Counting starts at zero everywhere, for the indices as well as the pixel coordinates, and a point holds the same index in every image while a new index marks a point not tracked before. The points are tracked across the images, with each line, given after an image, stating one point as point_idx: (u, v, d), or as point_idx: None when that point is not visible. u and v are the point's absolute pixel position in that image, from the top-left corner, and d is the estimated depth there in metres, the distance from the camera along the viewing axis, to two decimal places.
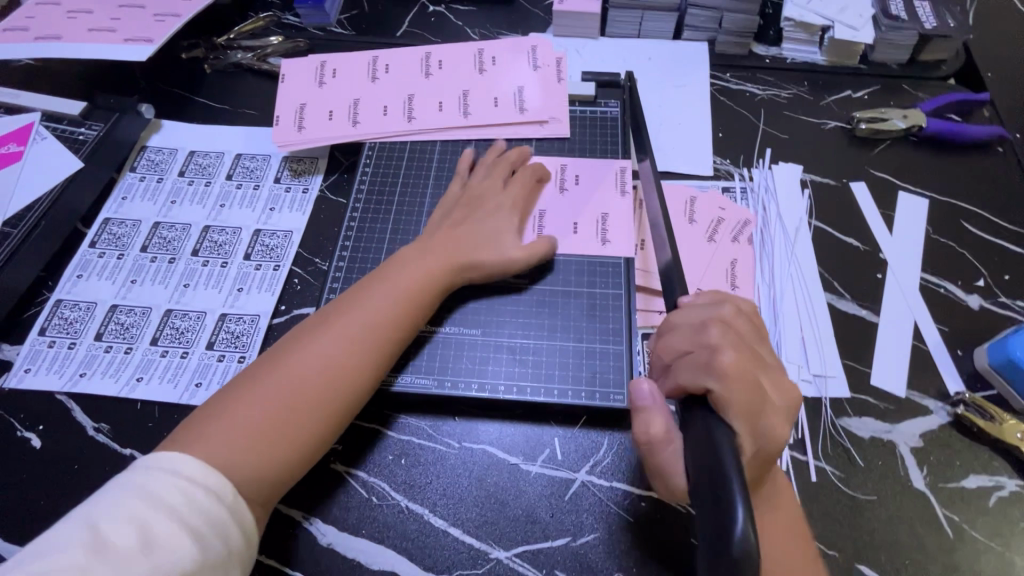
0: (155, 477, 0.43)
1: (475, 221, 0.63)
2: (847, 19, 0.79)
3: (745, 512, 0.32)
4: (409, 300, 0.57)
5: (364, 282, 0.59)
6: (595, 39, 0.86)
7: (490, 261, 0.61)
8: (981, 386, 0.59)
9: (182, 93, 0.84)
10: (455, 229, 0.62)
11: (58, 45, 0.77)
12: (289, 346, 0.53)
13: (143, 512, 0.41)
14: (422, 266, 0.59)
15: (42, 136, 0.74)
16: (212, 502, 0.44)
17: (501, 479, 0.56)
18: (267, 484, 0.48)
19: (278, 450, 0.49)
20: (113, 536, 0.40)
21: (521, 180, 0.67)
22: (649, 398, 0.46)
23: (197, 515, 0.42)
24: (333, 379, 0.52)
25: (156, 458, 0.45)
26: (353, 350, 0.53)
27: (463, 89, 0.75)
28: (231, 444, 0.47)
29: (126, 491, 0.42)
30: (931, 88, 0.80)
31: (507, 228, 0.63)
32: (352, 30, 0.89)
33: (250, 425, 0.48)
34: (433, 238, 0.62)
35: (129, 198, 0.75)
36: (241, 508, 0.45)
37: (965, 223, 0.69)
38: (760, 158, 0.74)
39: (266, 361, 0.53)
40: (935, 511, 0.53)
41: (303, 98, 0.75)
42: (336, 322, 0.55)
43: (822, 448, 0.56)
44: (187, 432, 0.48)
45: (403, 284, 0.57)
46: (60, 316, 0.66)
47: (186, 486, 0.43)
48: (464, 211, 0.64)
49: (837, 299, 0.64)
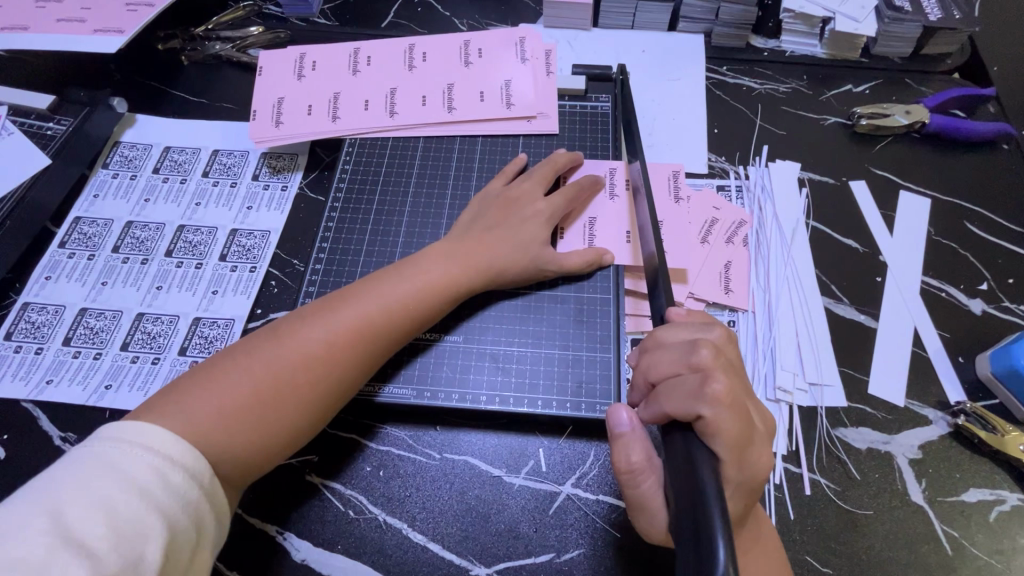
0: (127, 454, 0.41)
1: (509, 226, 0.60)
2: (848, 10, 0.76)
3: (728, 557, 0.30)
4: (414, 296, 0.54)
5: (379, 272, 0.56)
6: (587, 31, 0.82)
7: (514, 269, 0.58)
8: (982, 395, 0.57)
9: (157, 86, 0.81)
10: (483, 232, 0.60)
11: (26, 35, 0.73)
12: (286, 326, 0.51)
13: (113, 492, 0.39)
14: (438, 262, 0.57)
15: (8, 130, 0.71)
16: (187, 484, 0.42)
17: (483, 492, 0.53)
18: (234, 468, 0.46)
19: (248, 437, 0.46)
20: (79, 517, 0.37)
21: (544, 176, 0.64)
22: (628, 424, 0.44)
23: (173, 499, 0.40)
24: (322, 369, 0.50)
25: (127, 431, 0.42)
26: (349, 343, 0.51)
27: (448, 83, 0.72)
28: (207, 417, 0.46)
29: (92, 469, 0.40)
30: (934, 82, 0.77)
31: (539, 238, 0.60)
32: (334, 21, 0.86)
33: (229, 401, 0.47)
34: (457, 240, 0.59)
35: (101, 196, 0.72)
36: (217, 493, 0.44)
37: (968, 224, 0.66)
38: (756, 156, 0.71)
39: (259, 339, 0.51)
40: (933, 527, 0.51)
41: (281, 92, 0.72)
42: (338, 310, 0.52)
43: (816, 460, 0.54)
44: (169, 397, 0.47)
45: (413, 279, 0.55)
46: (27, 320, 0.64)
47: (161, 467, 0.41)
48: (501, 215, 0.61)
49: (835, 303, 0.62)
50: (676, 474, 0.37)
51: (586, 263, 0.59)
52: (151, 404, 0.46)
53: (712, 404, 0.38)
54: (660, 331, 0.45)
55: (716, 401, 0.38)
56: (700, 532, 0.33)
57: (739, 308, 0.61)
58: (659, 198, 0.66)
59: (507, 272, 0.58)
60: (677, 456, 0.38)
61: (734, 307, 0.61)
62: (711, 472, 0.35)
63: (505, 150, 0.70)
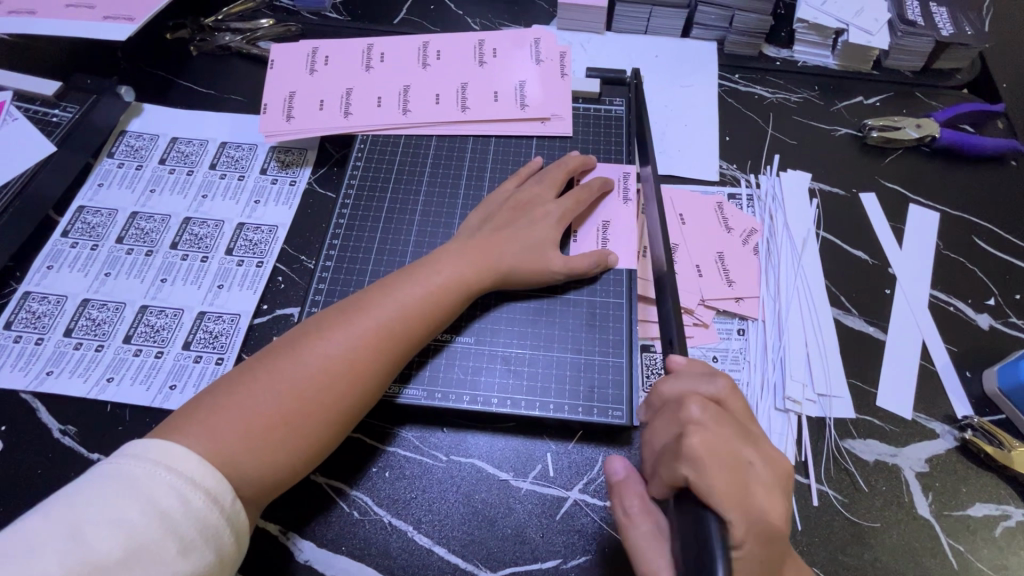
0: (153, 473, 0.41)
1: (520, 227, 0.60)
2: (862, 22, 0.76)
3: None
4: (430, 302, 0.54)
5: (390, 278, 0.56)
6: (600, 34, 0.82)
7: (528, 270, 0.58)
8: (989, 410, 0.57)
9: (165, 75, 0.80)
10: (495, 234, 0.59)
11: (32, 20, 0.72)
12: (301, 339, 0.51)
13: (133, 514, 0.38)
14: (451, 266, 0.56)
15: (13, 116, 0.70)
16: (209, 508, 0.41)
17: (489, 495, 0.53)
18: (264, 482, 0.46)
19: (276, 453, 0.46)
20: (100, 539, 0.37)
21: (555, 180, 0.63)
22: (622, 472, 0.48)
23: (193, 525, 0.40)
24: (343, 379, 0.49)
25: (153, 451, 0.42)
26: (368, 350, 0.51)
27: (461, 82, 0.71)
28: (233, 437, 0.45)
29: (116, 488, 0.39)
30: (944, 96, 0.77)
31: (550, 239, 0.59)
32: (347, 16, 0.85)
33: (253, 421, 0.46)
34: (468, 241, 0.59)
35: (105, 185, 0.71)
36: (238, 515, 0.43)
37: (977, 239, 0.67)
38: (767, 165, 0.71)
39: (275, 353, 0.50)
40: (939, 541, 0.51)
41: (292, 86, 0.71)
42: (352, 319, 0.52)
43: (824, 470, 0.54)
44: (189, 416, 0.46)
45: (426, 286, 0.54)
46: (28, 309, 0.63)
47: (184, 491, 0.41)
48: (511, 217, 0.61)
49: (844, 314, 0.62)
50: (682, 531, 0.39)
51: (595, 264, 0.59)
52: (173, 422, 0.46)
53: (693, 462, 0.39)
54: (663, 384, 0.47)
55: (694, 456, 0.40)
56: None
57: (749, 316, 0.61)
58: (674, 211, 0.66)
59: (523, 274, 0.58)
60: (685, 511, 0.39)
61: (744, 315, 0.61)
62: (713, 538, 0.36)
63: (518, 152, 0.69)
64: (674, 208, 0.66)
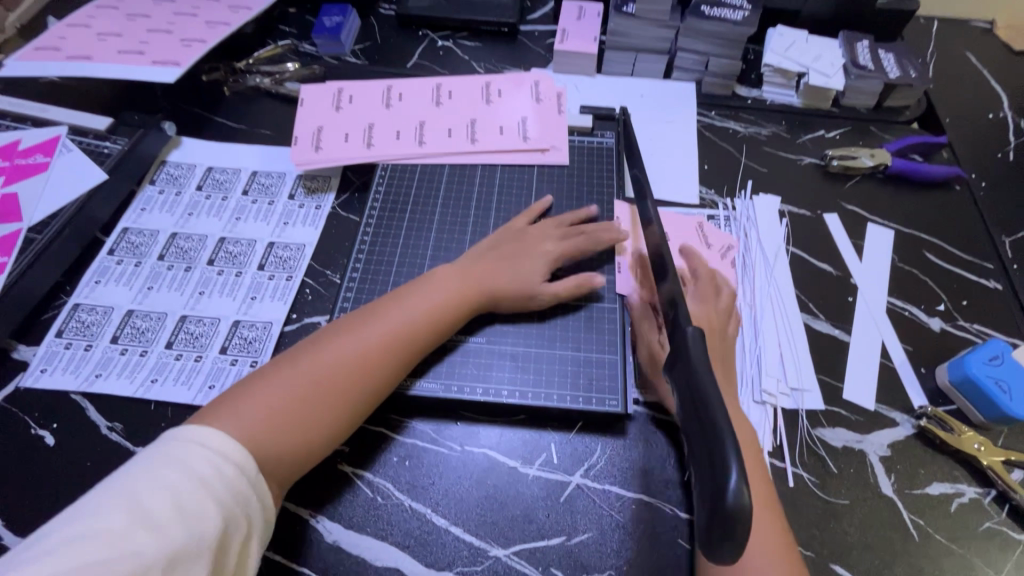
0: (191, 446, 0.47)
1: (516, 261, 0.66)
2: (820, 67, 0.87)
3: (739, 474, 0.35)
4: (433, 311, 0.61)
5: (401, 291, 0.63)
6: (591, 76, 0.93)
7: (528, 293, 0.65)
8: (942, 401, 0.64)
9: (202, 112, 0.89)
10: (492, 257, 0.67)
11: (88, 64, 0.81)
12: (320, 341, 0.58)
13: (176, 481, 0.44)
14: (453, 283, 0.64)
15: (68, 148, 0.78)
16: (238, 478, 0.47)
17: (500, 480, 0.59)
18: (281, 463, 0.52)
19: (291, 440, 0.52)
20: (150, 500, 0.43)
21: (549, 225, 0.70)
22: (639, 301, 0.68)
23: (226, 490, 0.46)
24: (359, 377, 0.56)
25: (187, 431, 0.48)
26: (377, 351, 0.57)
27: (470, 118, 0.81)
28: (255, 422, 0.51)
29: (159, 461, 0.46)
30: (896, 130, 0.88)
31: (539, 273, 0.66)
32: (364, 61, 0.96)
33: (274, 409, 0.52)
34: (472, 263, 0.66)
35: (148, 209, 0.78)
36: (262, 484, 0.49)
37: (928, 253, 0.76)
38: (742, 190, 0.80)
39: (295, 353, 0.57)
40: (902, 516, 0.57)
41: (320, 122, 0.80)
42: (364, 325, 0.59)
43: (798, 456, 0.60)
44: (219, 405, 0.52)
45: (431, 298, 0.62)
46: (78, 319, 0.69)
47: (217, 462, 0.47)
48: (510, 249, 0.67)
49: (813, 319, 0.69)
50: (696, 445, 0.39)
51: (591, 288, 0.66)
52: (206, 412, 0.52)
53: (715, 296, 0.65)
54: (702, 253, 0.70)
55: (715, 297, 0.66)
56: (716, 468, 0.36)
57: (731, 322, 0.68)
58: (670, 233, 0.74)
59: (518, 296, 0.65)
60: (694, 412, 0.41)
61: None
62: (725, 423, 0.37)
63: (520, 179, 0.78)
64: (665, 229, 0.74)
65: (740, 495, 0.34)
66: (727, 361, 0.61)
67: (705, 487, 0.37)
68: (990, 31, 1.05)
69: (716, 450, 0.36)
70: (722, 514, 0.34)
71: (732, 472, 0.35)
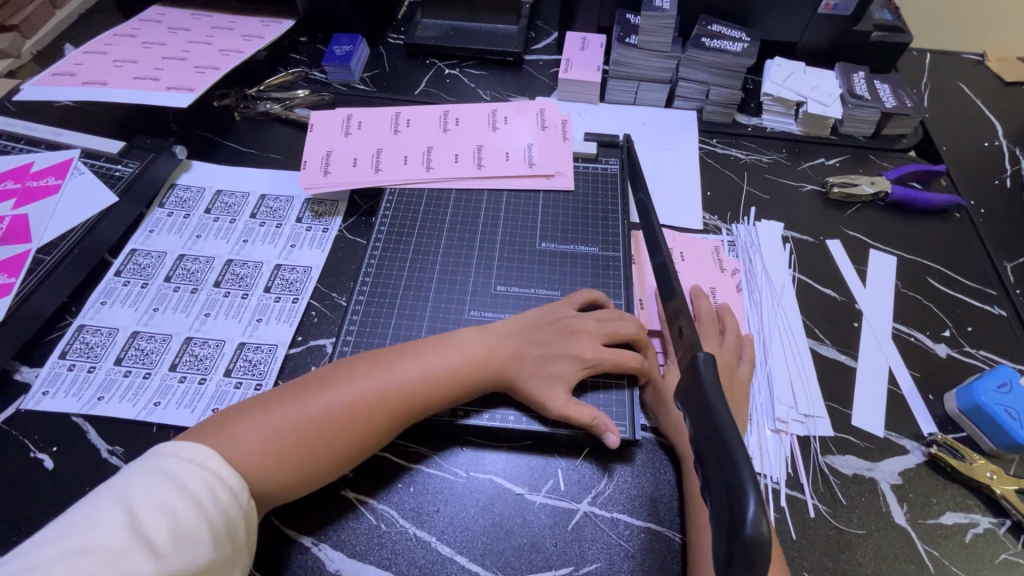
0: (191, 464, 0.48)
1: (550, 355, 0.62)
2: (818, 96, 0.89)
3: (757, 503, 0.34)
4: (454, 371, 0.60)
5: (430, 343, 0.62)
6: (595, 105, 0.95)
7: (559, 389, 0.60)
8: (952, 428, 0.64)
9: (212, 136, 0.91)
10: (525, 336, 0.64)
11: (104, 89, 0.83)
12: (335, 379, 0.57)
13: (175, 499, 0.45)
14: (482, 342, 0.63)
15: (80, 171, 0.79)
16: (231, 502, 0.48)
17: (506, 507, 0.58)
18: (265, 498, 0.51)
19: (280, 478, 0.52)
20: (148, 519, 0.43)
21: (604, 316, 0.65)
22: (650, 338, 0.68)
23: (219, 515, 0.46)
24: (364, 428, 0.55)
25: (186, 449, 0.49)
26: (389, 406, 0.56)
27: (476, 145, 0.83)
28: (250, 454, 0.51)
29: (156, 478, 0.46)
30: (895, 158, 0.89)
31: (563, 383, 0.61)
32: (373, 88, 0.98)
33: (272, 443, 0.52)
34: (508, 329, 0.65)
35: (156, 231, 0.79)
36: (251, 514, 0.49)
37: (931, 279, 0.76)
38: (745, 216, 0.81)
39: (307, 385, 0.57)
40: (916, 547, 0.56)
41: (328, 147, 0.81)
42: (383, 375, 0.58)
43: (812, 484, 0.59)
44: (222, 425, 0.53)
45: (455, 355, 0.61)
46: (82, 340, 0.69)
47: (213, 485, 0.47)
48: (551, 339, 0.63)
49: (819, 344, 0.69)
50: (713, 471, 0.38)
51: (633, 336, 0.64)
52: (205, 429, 0.52)
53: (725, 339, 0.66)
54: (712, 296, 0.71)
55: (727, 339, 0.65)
56: (733, 494, 0.35)
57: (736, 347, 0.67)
58: (679, 259, 0.74)
59: (545, 393, 0.60)
60: (708, 438, 0.40)
61: None
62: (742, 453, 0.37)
63: (526, 204, 0.79)
64: (677, 255, 0.75)
65: (759, 525, 0.33)
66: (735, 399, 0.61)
67: (723, 515, 0.36)
68: (981, 63, 1.08)
69: (733, 480, 0.36)
70: (741, 545, 0.33)
71: (750, 500, 0.34)
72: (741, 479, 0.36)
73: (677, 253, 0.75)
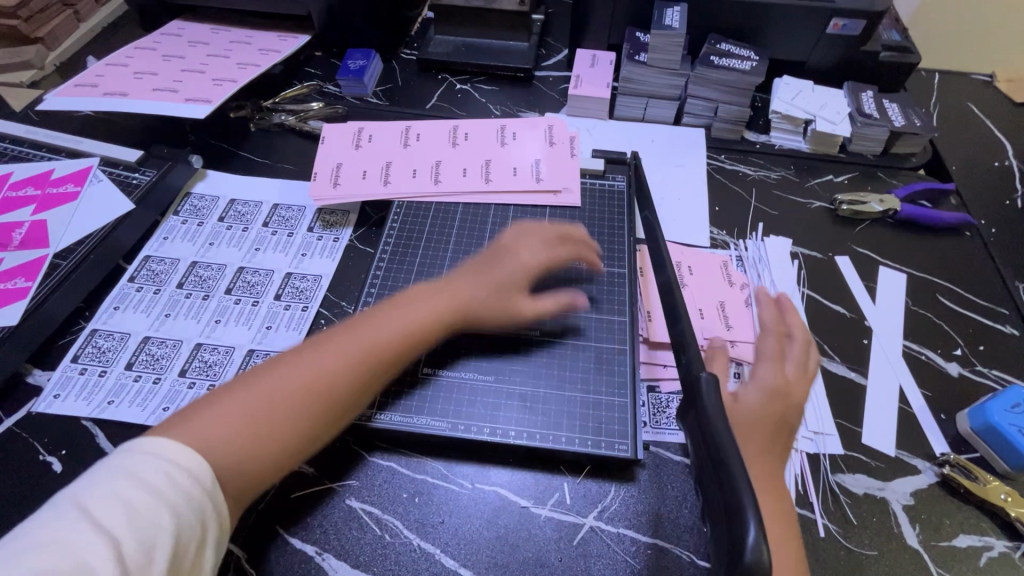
0: (147, 453, 0.43)
1: (499, 270, 0.67)
2: (826, 115, 0.89)
3: (758, 528, 0.34)
4: (420, 323, 0.61)
5: (390, 302, 0.63)
6: (603, 121, 0.96)
7: (516, 296, 0.66)
8: (965, 449, 0.63)
9: (228, 147, 0.92)
10: (472, 269, 0.68)
11: (124, 100, 0.85)
12: (301, 351, 0.56)
13: (135, 496, 0.40)
14: (440, 292, 0.64)
15: (98, 179, 0.81)
16: (202, 496, 0.43)
17: (512, 520, 0.57)
18: (243, 485, 0.48)
19: (257, 456, 0.49)
20: (106, 519, 0.39)
21: (538, 235, 0.71)
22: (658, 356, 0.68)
23: (189, 511, 0.42)
24: (337, 391, 0.54)
25: (148, 443, 0.44)
26: (360, 366, 0.56)
27: (485, 159, 0.84)
28: (221, 436, 0.48)
29: (116, 476, 0.41)
30: (904, 176, 0.89)
31: (517, 288, 0.66)
32: (385, 101, 1.00)
33: (244, 423, 0.49)
34: (457, 276, 0.67)
35: (170, 238, 0.80)
36: (224, 507, 0.45)
37: (942, 297, 0.76)
38: (753, 232, 0.82)
39: (272, 362, 0.54)
40: (929, 570, 0.55)
41: (340, 159, 0.83)
42: (349, 337, 0.57)
43: (822, 502, 0.58)
44: (180, 417, 0.48)
45: (419, 308, 0.62)
46: (94, 344, 0.69)
47: (179, 478, 0.43)
48: (491, 260, 0.68)
49: (828, 361, 0.69)
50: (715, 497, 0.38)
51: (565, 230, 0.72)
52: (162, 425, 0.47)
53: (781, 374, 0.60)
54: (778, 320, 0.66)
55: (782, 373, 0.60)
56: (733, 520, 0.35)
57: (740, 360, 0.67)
58: (687, 273, 0.75)
59: (504, 300, 0.65)
60: (712, 462, 0.40)
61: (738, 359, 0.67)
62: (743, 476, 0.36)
63: (534, 218, 0.79)
64: (687, 270, 0.75)
65: (759, 550, 0.33)
66: (784, 432, 0.56)
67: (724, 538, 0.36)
68: (990, 84, 1.08)
69: (734, 505, 0.36)
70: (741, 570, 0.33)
71: (749, 528, 0.34)
72: (742, 504, 0.36)
73: (686, 268, 0.75)
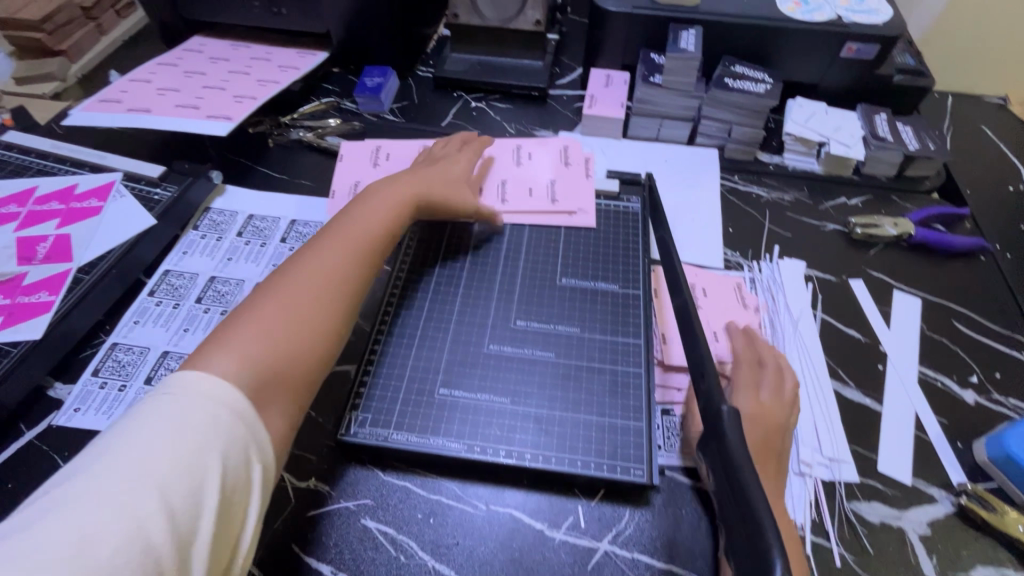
0: (187, 410, 0.43)
1: (433, 171, 0.77)
2: (840, 137, 0.90)
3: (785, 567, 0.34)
4: (384, 215, 0.68)
5: (345, 210, 0.68)
6: (617, 140, 0.97)
7: (456, 183, 0.77)
8: (982, 478, 0.62)
9: (246, 162, 0.94)
10: (409, 174, 0.76)
11: (147, 116, 0.87)
12: (287, 269, 0.59)
13: (170, 434, 0.42)
14: (390, 191, 0.71)
15: (120, 194, 0.82)
16: (236, 423, 0.45)
17: (527, 543, 0.58)
18: (284, 392, 0.51)
19: (290, 360, 0.52)
20: (147, 459, 0.40)
21: (464, 150, 0.83)
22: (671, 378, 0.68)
23: (223, 439, 0.43)
24: (338, 283, 0.59)
25: (176, 383, 0.45)
26: (348, 258, 0.61)
27: (501, 179, 0.85)
28: (253, 350, 0.50)
29: (150, 419, 0.43)
30: (918, 200, 0.90)
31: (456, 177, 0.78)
32: (401, 118, 1.01)
33: (268, 333, 0.52)
34: (397, 181, 0.74)
35: (189, 253, 0.81)
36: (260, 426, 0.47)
37: (957, 323, 0.75)
38: (767, 254, 0.82)
39: (269, 284, 0.57)
40: None
41: (358, 177, 0.84)
42: (325, 241, 0.62)
43: (838, 531, 0.58)
44: (202, 350, 0.50)
45: (379, 206, 0.68)
46: (115, 358, 0.70)
47: (211, 410, 0.44)
48: (421, 167, 0.78)
49: (843, 387, 0.69)
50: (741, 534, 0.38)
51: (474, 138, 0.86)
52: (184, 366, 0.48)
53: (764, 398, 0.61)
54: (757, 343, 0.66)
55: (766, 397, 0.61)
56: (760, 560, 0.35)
57: None
58: (702, 295, 0.75)
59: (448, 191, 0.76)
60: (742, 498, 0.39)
61: None
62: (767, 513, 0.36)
63: (548, 238, 0.80)
64: (702, 292, 0.75)
65: None
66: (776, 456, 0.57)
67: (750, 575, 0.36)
68: (1003, 107, 1.08)
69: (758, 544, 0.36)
70: None
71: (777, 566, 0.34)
72: (769, 547, 0.36)
73: (701, 290, 0.75)
